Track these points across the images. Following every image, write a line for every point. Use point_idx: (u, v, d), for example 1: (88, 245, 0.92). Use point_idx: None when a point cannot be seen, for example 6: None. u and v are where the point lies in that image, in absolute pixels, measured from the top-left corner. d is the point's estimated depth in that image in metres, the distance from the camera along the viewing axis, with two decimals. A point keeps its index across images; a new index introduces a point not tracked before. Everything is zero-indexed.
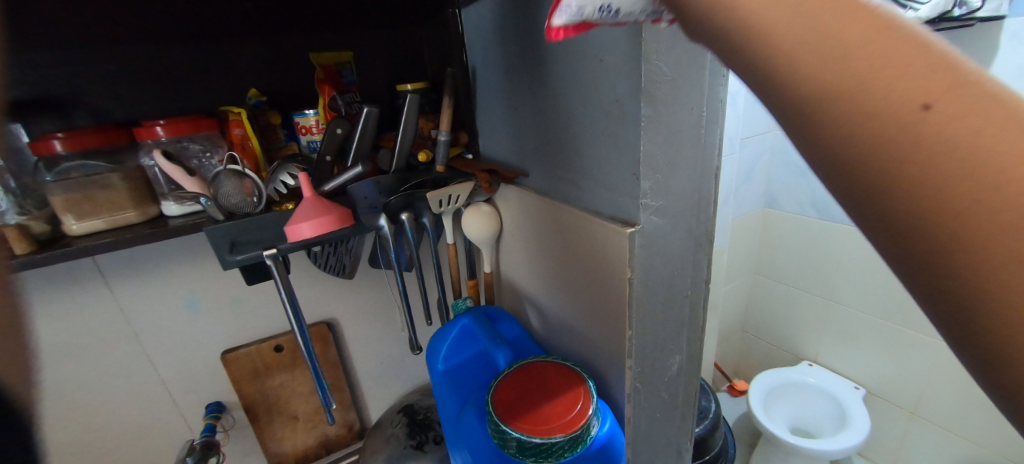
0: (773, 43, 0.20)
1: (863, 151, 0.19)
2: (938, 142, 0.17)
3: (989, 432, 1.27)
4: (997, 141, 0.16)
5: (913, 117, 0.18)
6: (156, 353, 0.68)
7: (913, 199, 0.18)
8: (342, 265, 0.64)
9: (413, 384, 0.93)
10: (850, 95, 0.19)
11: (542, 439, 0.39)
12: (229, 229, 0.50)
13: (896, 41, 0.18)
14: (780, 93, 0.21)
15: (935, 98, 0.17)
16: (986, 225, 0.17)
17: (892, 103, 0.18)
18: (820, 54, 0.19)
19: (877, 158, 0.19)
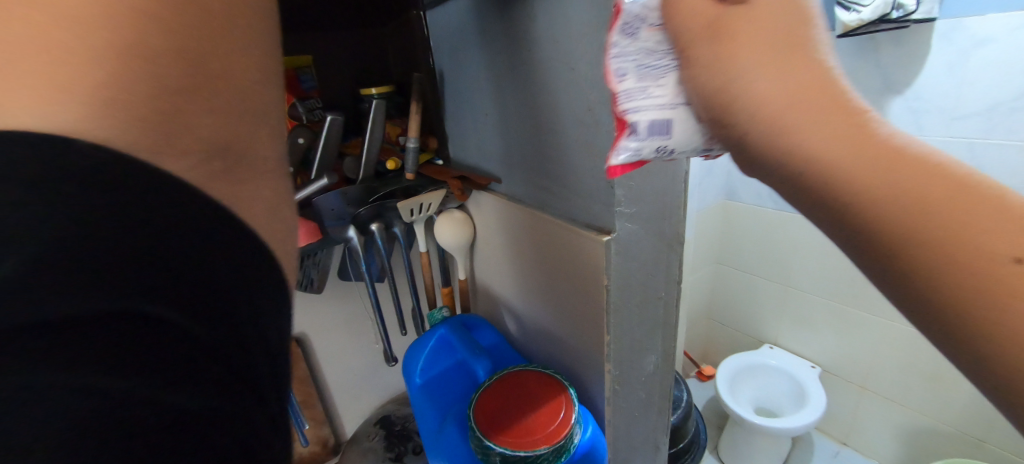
0: (841, 184, 0.21)
1: (936, 282, 0.19)
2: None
3: (929, 401, 1.38)
4: None
5: (1000, 267, 0.17)
6: None
7: (981, 320, 0.18)
8: (309, 280, 0.61)
9: (388, 393, 0.91)
10: (930, 239, 0.19)
11: (526, 452, 0.38)
12: None
13: (974, 198, 0.18)
14: (850, 225, 0.21)
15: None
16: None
17: (976, 260, 0.18)
18: (895, 197, 0.19)
19: (952, 289, 0.19)
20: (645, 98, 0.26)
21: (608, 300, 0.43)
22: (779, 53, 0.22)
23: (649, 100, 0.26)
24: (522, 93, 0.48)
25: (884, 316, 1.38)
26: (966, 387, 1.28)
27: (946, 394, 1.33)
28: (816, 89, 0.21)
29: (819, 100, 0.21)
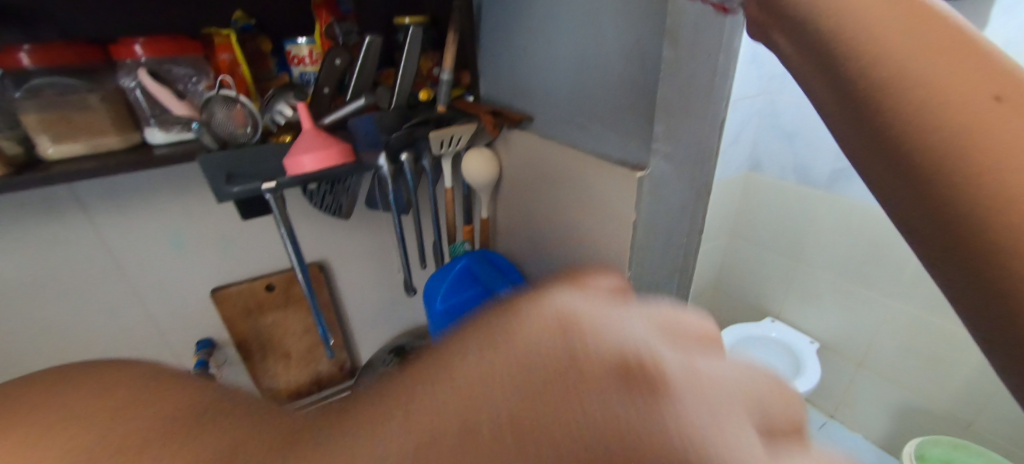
0: (873, 45, 0.24)
1: (911, 134, 0.22)
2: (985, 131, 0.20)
3: (923, 382, 1.41)
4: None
5: (980, 103, 0.21)
6: (144, 289, 0.67)
7: (964, 202, 0.20)
8: (338, 206, 0.63)
9: (402, 327, 0.95)
10: (927, 85, 0.22)
11: None
12: (222, 160, 0.47)
13: (975, 55, 0.22)
14: (865, 83, 0.24)
15: (1003, 91, 0.20)
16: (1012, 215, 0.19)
17: (961, 97, 0.21)
18: (914, 47, 0.23)
19: (937, 130, 0.21)
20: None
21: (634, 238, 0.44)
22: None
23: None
24: (567, 20, 0.47)
25: (891, 297, 1.39)
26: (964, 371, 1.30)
27: (941, 375, 1.36)
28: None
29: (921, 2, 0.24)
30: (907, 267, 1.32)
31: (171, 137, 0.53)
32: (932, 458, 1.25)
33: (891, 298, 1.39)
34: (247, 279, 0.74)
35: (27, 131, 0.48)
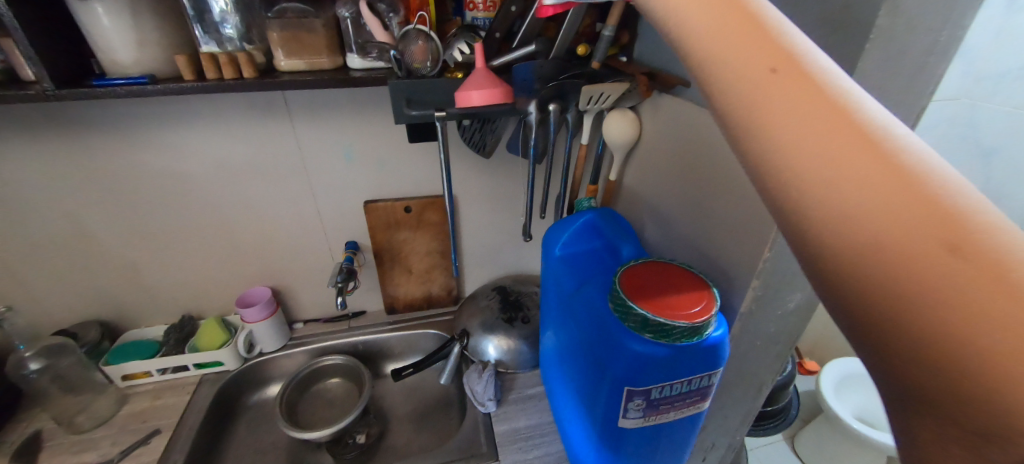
0: (683, 33, 0.23)
1: (741, 126, 0.20)
2: (790, 112, 0.18)
3: None
4: (834, 123, 0.17)
5: (762, 77, 0.19)
6: (318, 188, 0.82)
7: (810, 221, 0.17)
8: (483, 144, 0.70)
9: (506, 270, 1.03)
10: (726, 67, 0.21)
11: (666, 319, 0.42)
12: (407, 86, 0.55)
13: (763, 28, 0.20)
14: (694, 74, 0.23)
15: (777, 63, 0.19)
16: (854, 224, 0.16)
17: (751, 74, 0.20)
18: (710, 28, 0.22)
19: (752, 120, 0.19)
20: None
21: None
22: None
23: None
24: None
25: None
26: None
27: None
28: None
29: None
30: None
31: (366, 63, 0.62)
32: None
33: None
34: (392, 197, 0.86)
35: (270, 45, 0.60)
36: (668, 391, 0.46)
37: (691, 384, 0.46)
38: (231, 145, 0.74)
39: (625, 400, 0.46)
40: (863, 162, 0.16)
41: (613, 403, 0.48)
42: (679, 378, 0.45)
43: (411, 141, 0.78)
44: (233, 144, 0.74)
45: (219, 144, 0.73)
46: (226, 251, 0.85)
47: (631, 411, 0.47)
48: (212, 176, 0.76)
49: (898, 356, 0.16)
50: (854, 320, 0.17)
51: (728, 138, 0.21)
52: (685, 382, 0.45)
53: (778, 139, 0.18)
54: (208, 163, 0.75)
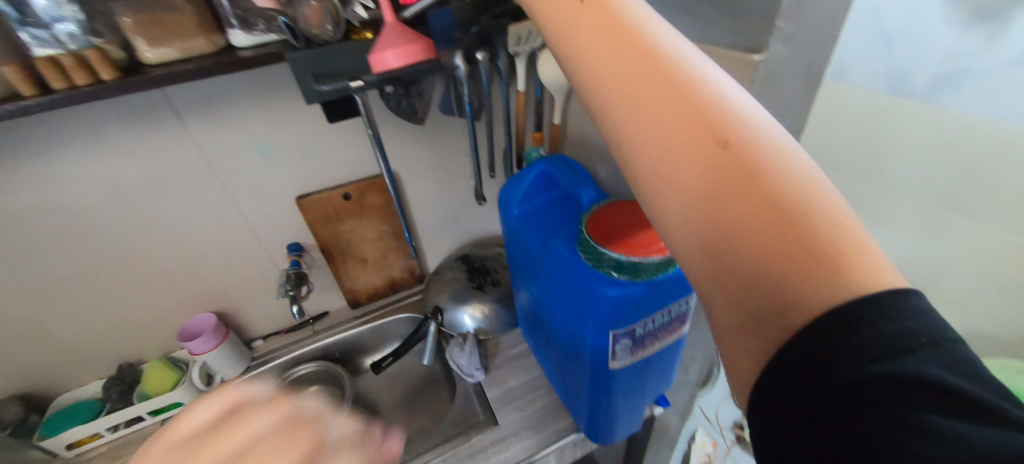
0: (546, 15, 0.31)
1: (596, 76, 0.28)
2: (628, 59, 0.26)
3: None
4: (653, 62, 0.26)
5: (590, 29, 0.28)
6: (238, 193, 0.72)
7: (651, 140, 0.25)
8: (413, 109, 0.63)
9: (464, 238, 0.99)
10: (579, 28, 0.28)
11: (640, 258, 0.41)
12: (310, 58, 0.48)
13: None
14: (560, 40, 0.30)
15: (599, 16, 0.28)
16: (674, 136, 0.24)
17: (591, 30, 0.28)
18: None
19: (603, 66, 0.27)
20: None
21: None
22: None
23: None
24: None
25: None
26: None
27: None
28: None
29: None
30: None
31: (256, 40, 0.54)
32: None
33: None
34: (325, 187, 0.78)
35: (127, 34, 0.49)
36: (651, 324, 0.45)
37: (672, 312, 0.46)
38: (117, 166, 0.63)
39: (611, 343, 0.45)
40: (674, 96, 0.24)
41: (599, 350, 0.47)
42: (660, 310, 0.45)
43: (330, 120, 0.69)
44: (120, 164, 0.63)
45: (101, 168, 0.62)
46: (150, 285, 0.75)
47: (620, 352, 0.47)
48: (105, 206, 0.65)
49: (714, 266, 0.23)
50: (690, 229, 0.24)
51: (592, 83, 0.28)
52: (667, 312, 0.45)
53: (616, 79, 0.27)
54: (96, 192, 0.63)
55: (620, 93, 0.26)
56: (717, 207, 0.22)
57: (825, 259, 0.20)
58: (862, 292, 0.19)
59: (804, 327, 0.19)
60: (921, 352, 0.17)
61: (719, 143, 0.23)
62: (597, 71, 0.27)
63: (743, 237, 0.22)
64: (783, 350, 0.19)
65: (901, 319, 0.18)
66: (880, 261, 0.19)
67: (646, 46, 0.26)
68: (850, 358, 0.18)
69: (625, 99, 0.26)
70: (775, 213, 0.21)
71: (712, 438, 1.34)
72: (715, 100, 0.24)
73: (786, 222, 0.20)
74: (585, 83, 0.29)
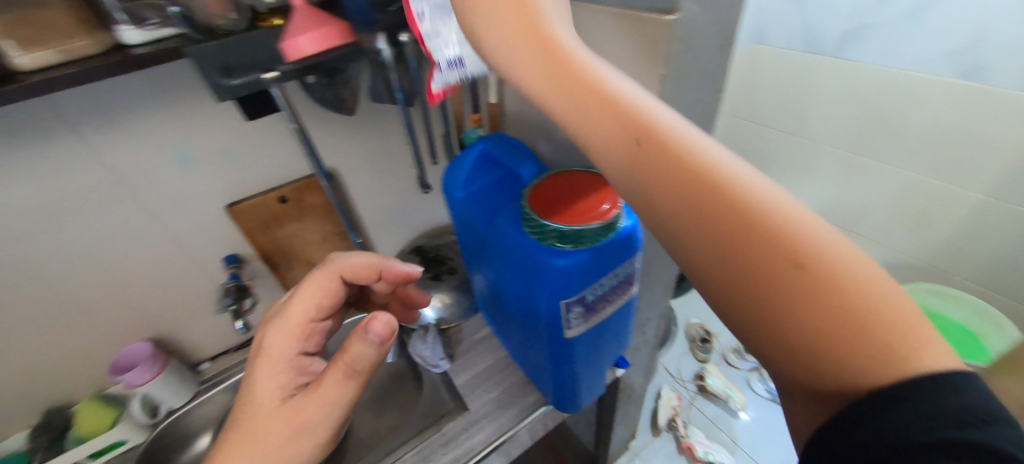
0: (579, 127, 0.32)
1: (644, 185, 0.29)
2: (673, 170, 0.28)
3: (918, 248, 1.38)
4: (699, 170, 0.27)
5: (632, 144, 0.29)
6: (158, 209, 0.66)
7: (709, 245, 0.26)
8: (341, 99, 0.60)
9: (415, 230, 0.97)
10: (619, 143, 0.30)
11: (580, 226, 0.42)
12: (214, 50, 0.43)
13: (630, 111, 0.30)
14: (600, 152, 0.31)
15: (636, 133, 0.29)
16: (733, 242, 0.25)
17: (634, 143, 0.29)
18: (593, 114, 0.31)
19: (649, 177, 0.29)
20: (442, 22, 0.50)
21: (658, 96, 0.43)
22: (530, 20, 0.35)
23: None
24: None
25: (893, 162, 1.32)
26: (950, 225, 1.27)
27: (922, 234, 1.35)
28: (574, 48, 0.34)
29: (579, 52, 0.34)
30: (907, 130, 1.25)
31: (152, 35, 0.48)
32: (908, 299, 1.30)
33: (898, 168, 1.31)
34: (257, 192, 0.73)
35: None
36: (600, 290, 0.47)
37: (619, 275, 0.47)
38: (7, 192, 0.55)
39: (564, 312, 0.46)
40: (727, 206, 0.26)
41: (553, 320, 0.48)
42: (607, 275, 0.46)
43: (249, 119, 0.60)
44: (9, 189, 0.55)
45: None
46: (70, 320, 0.68)
47: (574, 320, 0.48)
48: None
49: (790, 365, 0.24)
50: (761, 329, 0.25)
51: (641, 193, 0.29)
52: (613, 275, 0.47)
53: (666, 189, 0.28)
54: None
55: (670, 203, 0.28)
56: (789, 311, 0.23)
57: (898, 357, 0.21)
58: (929, 382, 0.21)
59: (882, 416, 0.21)
60: (984, 425, 0.20)
61: (784, 252, 0.24)
62: (647, 185, 0.29)
63: (818, 340, 0.23)
64: (863, 431, 0.21)
65: (966, 400, 0.20)
66: (939, 339, 0.22)
67: (690, 159, 0.27)
68: (926, 440, 0.20)
69: (679, 210, 0.27)
70: (848, 317, 0.22)
71: (676, 391, 1.41)
72: (769, 208, 0.25)
73: (859, 326, 0.22)
74: (632, 192, 0.30)
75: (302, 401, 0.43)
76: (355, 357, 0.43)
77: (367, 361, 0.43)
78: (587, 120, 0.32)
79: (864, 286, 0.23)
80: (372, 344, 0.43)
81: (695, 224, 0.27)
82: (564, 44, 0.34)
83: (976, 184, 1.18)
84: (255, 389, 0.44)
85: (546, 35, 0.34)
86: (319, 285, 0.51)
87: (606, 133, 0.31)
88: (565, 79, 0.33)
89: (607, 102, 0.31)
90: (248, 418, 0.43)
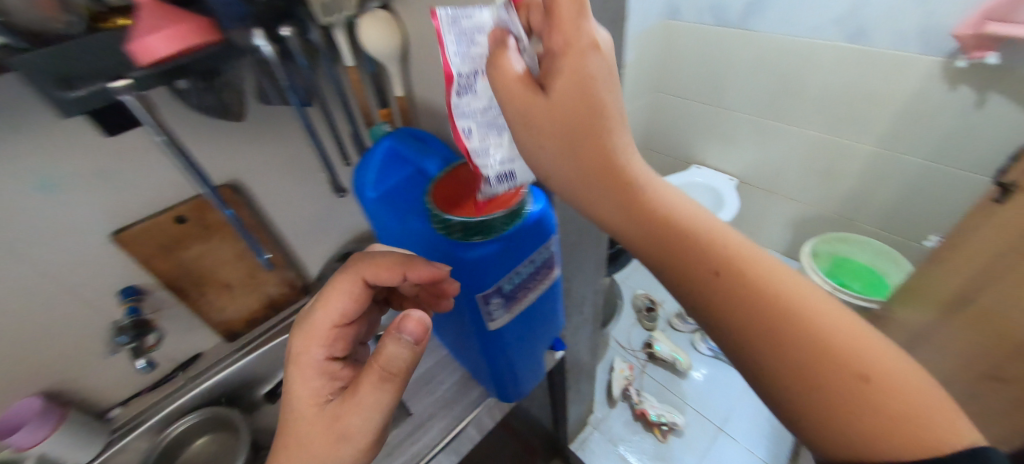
0: (656, 259, 0.36)
1: (728, 315, 0.34)
2: (756, 302, 0.33)
3: (829, 200, 1.49)
4: (781, 298, 0.33)
5: (711, 276, 0.34)
6: (22, 248, 0.58)
7: (788, 365, 0.32)
8: (226, 105, 0.54)
9: (342, 236, 0.92)
10: (703, 277, 0.35)
11: (483, 217, 0.42)
12: (44, 61, 0.37)
13: (710, 243, 0.35)
14: (678, 283, 0.36)
15: (718, 267, 0.34)
16: (809, 364, 0.32)
17: (717, 278, 0.34)
18: (663, 246, 0.35)
19: (733, 312, 0.34)
20: (491, 134, 0.38)
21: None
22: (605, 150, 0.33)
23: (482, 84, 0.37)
24: None
25: (797, 124, 1.42)
26: (853, 176, 1.39)
27: (830, 186, 1.46)
28: (648, 183, 0.35)
29: (653, 188, 0.35)
30: (806, 93, 1.35)
31: None
32: (823, 253, 1.40)
33: (805, 128, 1.41)
34: (147, 215, 0.66)
35: None
36: (517, 278, 0.46)
37: (535, 261, 0.47)
38: None
39: (483, 305, 0.46)
40: (806, 336, 0.32)
41: (474, 313, 0.47)
42: (522, 263, 0.45)
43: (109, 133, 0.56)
44: None
45: None
46: None
47: (495, 311, 0.47)
48: None
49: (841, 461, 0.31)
50: (823, 434, 0.31)
51: (721, 320, 0.34)
52: (529, 262, 0.46)
53: (750, 319, 0.33)
54: None
55: (747, 331, 0.34)
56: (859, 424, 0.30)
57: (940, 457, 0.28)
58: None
59: None
60: None
61: (861, 375, 0.31)
62: (729, 313, 0.34)
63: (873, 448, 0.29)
64: None
65: None
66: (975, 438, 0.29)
67: (772, 292, 0.33)
68: None
69: (759, 338, 0.33)
70: (904, 428, 0.29)
71: (627, 362, 1.46)
72: (838, 336, 0.32)
73: (914, 434, 0.29)
74: (711, 319, 0.35)
75: (339, 409, 0.40)
76: (389, 358, 0.40)
77: (402, 362, 0.40)
78: (664, 251, 0.35)
79: (904, 397, 0.30)
80: (411, 345, 0.40)
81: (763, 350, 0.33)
82: (636, 180, 0.34)
83: (867, 138, 1.30)
84: (293, 399, 0.41)
85: (611, 164, 0.33)
86: (344, 290, 0.45)
87: (688, 265, 0.35)
88: (640, 221, 0.35)
89: (685, 238, 0.35)
90: (289, 433, 0.40)
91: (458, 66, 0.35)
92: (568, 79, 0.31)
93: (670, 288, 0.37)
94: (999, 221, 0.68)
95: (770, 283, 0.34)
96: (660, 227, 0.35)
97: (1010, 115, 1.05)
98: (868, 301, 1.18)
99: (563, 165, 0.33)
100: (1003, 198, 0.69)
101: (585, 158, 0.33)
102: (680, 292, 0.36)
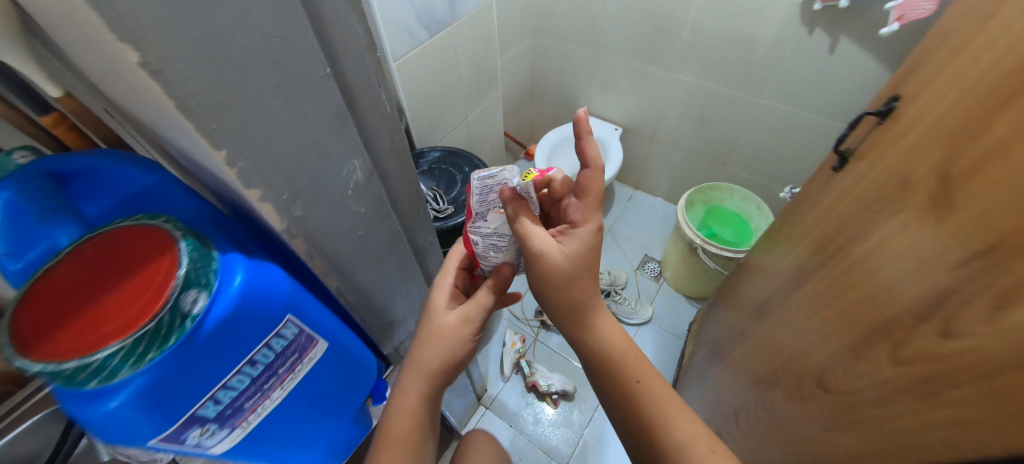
0: (600, 371, 0.63)
1: (637, 399, 0.60)
2: (650, 392, 0.60)
3: (706, 145, 1.47)
4: (662, 391, 0.61)
5: (632, 381, 0.61)
6: None
7: (665, 430, 0.58)
8: None
9: None
10: (624, 381, 0.61)
11: (82, 359, 0.25)
12: None
13: (634, 360, 0.62)
14: (608, 384, 0.62)
15: (637, 377, 0.61)
16: (682, 432, 0.58)
17: (632, 380, 0.61)
18: (608, 363, 0.62)
19: (640, 398, 0.60)
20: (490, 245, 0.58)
21: (172, 93, 0.24)
22: (585, 306, 0.60)
23: (493, 213, 0.56)
24: None
25: (672, 69, 1.35)
26: (723, 120, 1.37)
27: (705, 132, 1.44)
28: (602, 323, 0.62)
29: (610, 328, 0.62)
30: (681, 35, 1.26)
31: None
32: (697, 202, 1.40)
33: (680, 72, 1.34)
34: None
35: None
36: (226, 397, 0.32)
37: (258, 359, 0.33)
38: None
39: (173, 443, 0.31)
40: (680, 415, 0.59)
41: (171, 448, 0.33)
42: (223, 376, 0.31)
43: None
44: None
45: None
46: None
47: (205, 441, 0.33)
48: None
49: None
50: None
51: (633, 399, 0.61)
52: (240, 373, 0.32)
53: (648, 403, 0.60)
54: None
55: (647, 409, 0.60)
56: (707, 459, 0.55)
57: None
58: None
59: None
60: None
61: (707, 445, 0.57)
62: (639, 396, 0.60)
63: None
64: None
65: None
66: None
67: (660, 389, 0.61)
68: None
69: (652, 410, 0.60)
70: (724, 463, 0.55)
71: (519, 333, 1.40)
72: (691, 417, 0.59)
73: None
74: (624, 403, 0.61)
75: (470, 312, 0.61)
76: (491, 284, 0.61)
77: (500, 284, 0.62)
78: (607, 367, 0.62)
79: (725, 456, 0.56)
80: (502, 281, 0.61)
81: (651, 425, 0.59)
82: (594, 321, 0.61)
83: (736, 84, 1.27)
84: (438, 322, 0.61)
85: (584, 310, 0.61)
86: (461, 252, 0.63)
87: (619, 373, 0.61)
88: (598, 343, 0.62)
89: (621, 360, 0.62)
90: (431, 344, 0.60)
91: (478, 204, 0.55)
92: (580, 252, 0.56)
93: (602, 387, 0.64)
94: (835, 190, 0.65)
95: (655, 385, 0.61)
96: (607, 352, 0.62)
97: (857, 61, 1.05)
98: (733, 252, 1.20)
99: (550, 275, 0.57)
100: (842, 167, 0.65)
101: (574, 289, 0.58)
102: (615, 390, 0.62)
